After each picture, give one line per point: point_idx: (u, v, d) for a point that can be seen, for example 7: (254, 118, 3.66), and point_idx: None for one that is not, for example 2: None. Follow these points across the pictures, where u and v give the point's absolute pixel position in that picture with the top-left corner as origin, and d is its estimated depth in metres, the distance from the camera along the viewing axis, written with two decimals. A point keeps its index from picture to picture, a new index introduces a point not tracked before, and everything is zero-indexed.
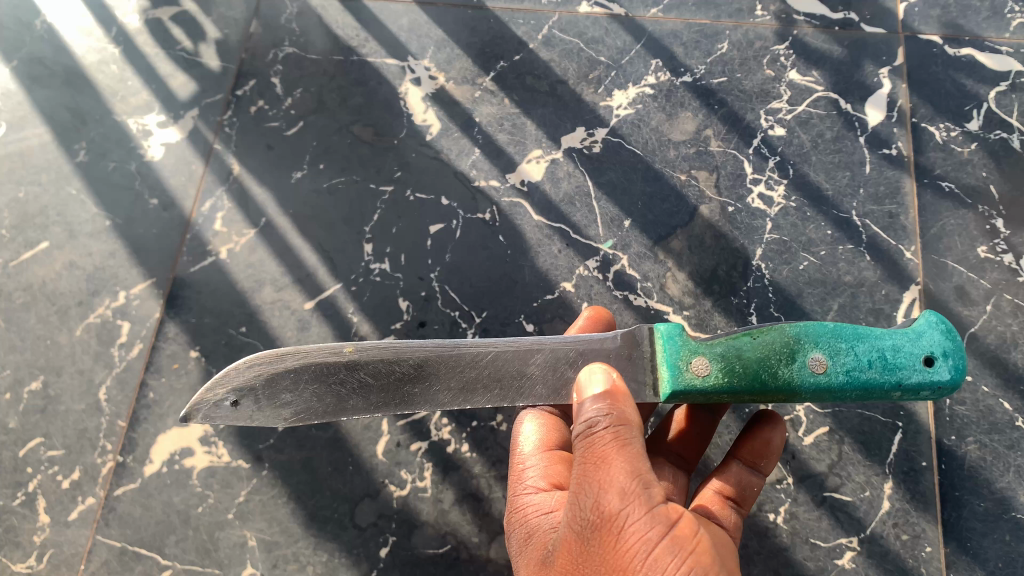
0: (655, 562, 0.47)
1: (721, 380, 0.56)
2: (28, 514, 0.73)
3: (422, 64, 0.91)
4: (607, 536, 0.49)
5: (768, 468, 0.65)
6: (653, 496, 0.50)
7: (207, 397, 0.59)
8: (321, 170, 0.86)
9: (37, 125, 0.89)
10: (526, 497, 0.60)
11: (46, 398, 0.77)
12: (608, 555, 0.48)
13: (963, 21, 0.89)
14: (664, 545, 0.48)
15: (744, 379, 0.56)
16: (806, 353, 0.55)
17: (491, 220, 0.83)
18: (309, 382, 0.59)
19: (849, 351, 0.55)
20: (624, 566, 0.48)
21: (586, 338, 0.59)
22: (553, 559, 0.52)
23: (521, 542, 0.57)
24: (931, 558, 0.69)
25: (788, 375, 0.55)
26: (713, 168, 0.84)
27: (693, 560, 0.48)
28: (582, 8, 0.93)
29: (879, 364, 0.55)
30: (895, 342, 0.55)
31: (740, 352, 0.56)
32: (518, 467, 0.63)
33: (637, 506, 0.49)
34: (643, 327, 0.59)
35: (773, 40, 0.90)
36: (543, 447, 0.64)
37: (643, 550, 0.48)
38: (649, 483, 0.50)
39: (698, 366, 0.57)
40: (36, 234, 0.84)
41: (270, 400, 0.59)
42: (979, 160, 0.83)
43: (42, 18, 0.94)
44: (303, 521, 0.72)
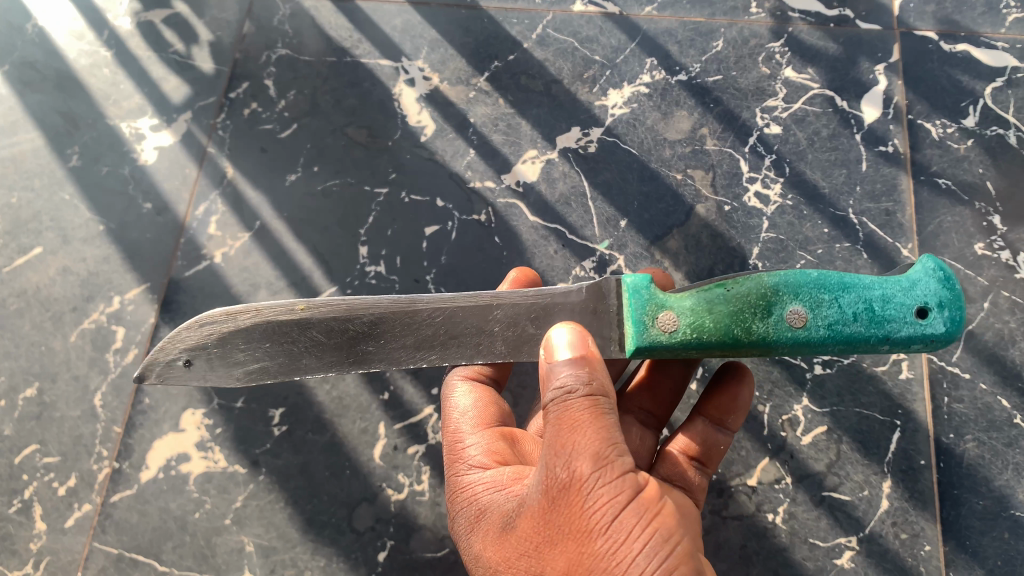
0: (621, 526, 0.47)
1: (690, 335, 0.56)
2: (24, 522, 0.73)
3: (416, 65, 0.91)
4: (574, 498, 0.48)
5: (736, 424, 0.66)
6: (624, 461, 0.49)
7: (160, 357, 0.58)
8: (315, 173, 0.86)
9: (28, 130, 0.89)
10: (469, 477, 0.60)
11: (42, 405, 0.77)
12: (574, 516, 0.48)
13: (958, 17, 0.89)
14: (631, 509, 0.47)
15: (716, 335, 0.55)
16: (784, 306, 0.54)
17: (487, 221, 0.83)
18: (261, 341, 0.58)
19: (832, 304, 0.54)
20: (588, 528, 0.47)
21: (553, 292, 0.57)
22: (517, 523, 0.52)
23: (471, 519, 0.57)
24: (930, 557, 0.69)
25: (763, 329, 0.55)
26: (709, 167, 0.84)
27: (658, 523, 0.47)
28: (576, 7, 0.92)
29: (865, 317, 0.53)
30: (884, 293, 0.53)
31: (711, 306, 0.55)
32: (458, 445, 0.63)
33: (608, 470, 0.48)
34: (610, 279, 0.58)
35: (769, 38, 0.89)
36: (483, 423, 0.65)
37: (609, 515, 0.47)
38: (621, 449, 0.49)
39: (666, 321, 0.56)
40: (29, 240, 0.84)
41: (223, 360, 0.58)
42: (975, 156, 0.82)
43: (32, 22, 0.94)
44: (300, 526, 0.72)
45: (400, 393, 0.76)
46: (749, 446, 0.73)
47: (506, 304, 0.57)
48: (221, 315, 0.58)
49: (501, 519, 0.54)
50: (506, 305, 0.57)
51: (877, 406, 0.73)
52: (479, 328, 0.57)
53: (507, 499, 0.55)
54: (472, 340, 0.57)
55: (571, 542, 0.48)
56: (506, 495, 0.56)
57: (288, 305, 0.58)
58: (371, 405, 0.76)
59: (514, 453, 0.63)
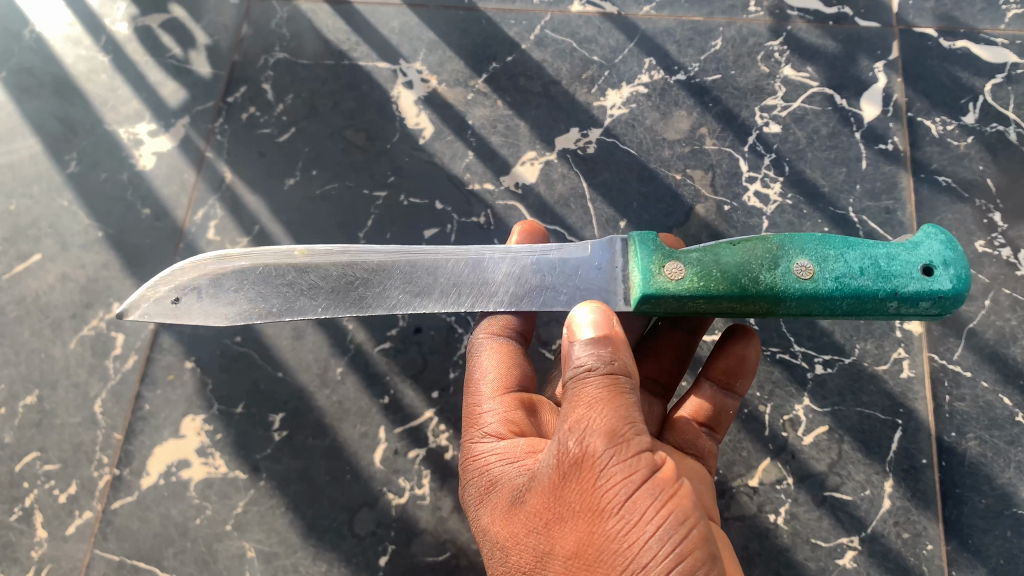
0: (632, 506, 0.46)
1: (697, 284, 0.56)
2: (25, 530, 0.73)
3: (414, 67, 0.91)
4: (587, 474, 0.48)
5: (744, 386, 0.67)
6: (639, 442, 0.48)
7: (148, 295, 0.59)
8: (313, 177, 0.86)
9: (27, 136, 0.89)
10: (482, 445, 0.59)
11: (42, 412, 0.77)
12: (587, 493, 0.47)
13: (958, 13, 0.88)
14: (644, 489, 0.46)
15: (723, 284, 0.56)
16: (793, 259, 0.56)
17: (486, 223, 0.83)
18: (256, 282, 0.59)
19: (839, 258, 0.55)
20: (601, 506, 0.47)
21: (557, 249, 0.59)
22: (527, 498, 0.51)
23: (480, 491, 0.56)
24: (933, 557, 0.68)
25: (771, 280, 0.56)
26: (708, 167, 0.84)
27: (673, 505, 0.46)
28: (574, 7, 0.92)
29: (871, 272, 0.55)
30: (890, 252, 0.55)
31: (719, 257, 0.57)
32: (476, 411, 0.62)
33: (623, 449, 0.48)
34: (618, 239, 0.59)
35: (767, 36, 0.89)
36: (501, 388, 0.63)
37: (621, 493, 0.47)
38: (639, 429, 0.49)
39: (673, 269, 0.57)
40: (28, 246, 0.84)
41: (213, 298, 0.59)
42: (975, 153, 0.82)
43: (30, 27, 0.93)
44: (301, 531, 0.72)
45: (400, 396, 0.76)
46: (751, 446, 0.72)
47: (506, 255, 0.59)
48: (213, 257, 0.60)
49: (511, 493, 0.53)
50: (508, 257, 0.59)
51: (879, 405, 0.73)
52: (480, 280, 0.59)
53: (518, 473, 0.54)
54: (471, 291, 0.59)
55: (582, 520, 0.47)
56: (518, 467, 0.55)
57: (286, 252, 0.60)
58: (371, 410, 0.76)
59: (532, 422, 0.61)
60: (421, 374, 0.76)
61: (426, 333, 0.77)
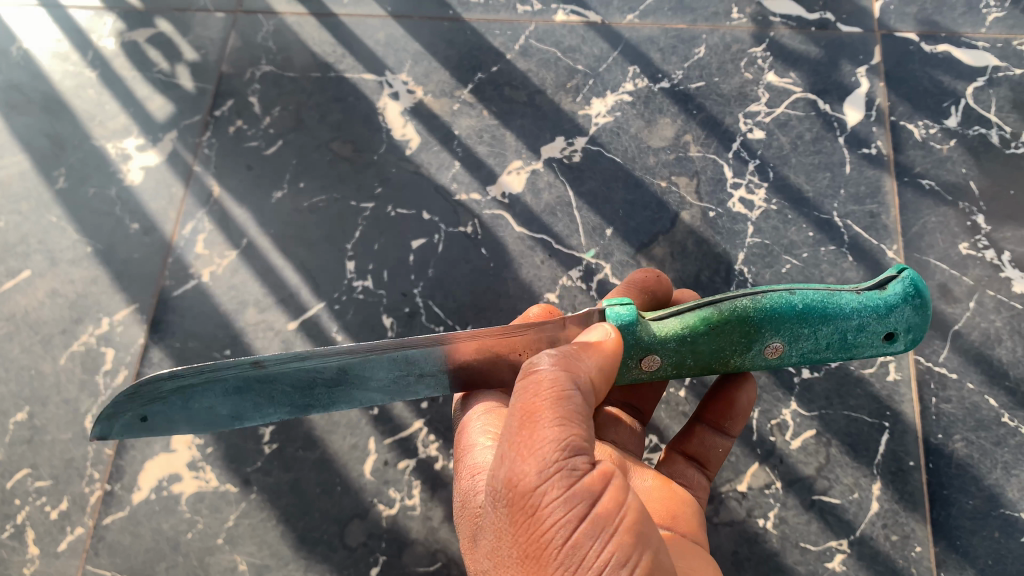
0: (573, 548, 0.43)
1: (672, 370, 0.56)
2: (18, 547, 0.73)
3: (400, 79, 0.91)
4: (521, 516, 0.45)
5: (735, 427, 0.66)
6: (576, 467, 0.45)
7: (105, 420, 0.54)
8: (301, 189, 0.86)
9: (15, 153, 0.89)
10: (477, 458, 0.58)
11: (32, 429, 0.77)
12: (524, 536, 0.45)
13: (939, 18, 0.89)
14: (583, 529, 0.44)
15: (697, 367, 0.56)
16: (764, 343, 0.54)
17: (473, 233, 0.83)
18: (222, 397, 0.54)
19: (809, 336, 0.53)
20: (538, 553, 0.44)
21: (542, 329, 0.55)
22: (483, 540, 0.49)
23: (460, 506, 0.57)
24: (921, 558, 0.69)
25: (742, 359, 0.55)
26: (693, 174, 0.84)
27: (614, 545, 0.43)
28: (558, 18, 0.93)
29: (836, 344, 0.54)
30: (861, 324, 0.52)
31: (694, 347, 0.54)
32: (463, 425, 0.61)
33: (555, 483, 0.44)
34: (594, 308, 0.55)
35: (750, 43, 0.90)
36: (490, 402, 0.62)
37: (560, 535, 0.44)
38: (577, 454, 0.45)
39: (649, 362, 0.55)
40: (18, 263, 0.84)
41: (181, 416, 0.55)
42: (958, 156, 0.83)
43: (17, 44, 0.94)
44: (292, 544, 0.72)
45: (389, 407, 0.76)
46: (738, 452, 0.73)
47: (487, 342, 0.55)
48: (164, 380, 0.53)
49: (474, 524, 0.52)
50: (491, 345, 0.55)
51: (866, 408, 0.73)
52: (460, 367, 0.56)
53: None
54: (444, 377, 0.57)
55: (524, 567, 0.45)
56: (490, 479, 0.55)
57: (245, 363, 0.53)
58: (361, 421, 0.76)
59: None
60: None
61: None
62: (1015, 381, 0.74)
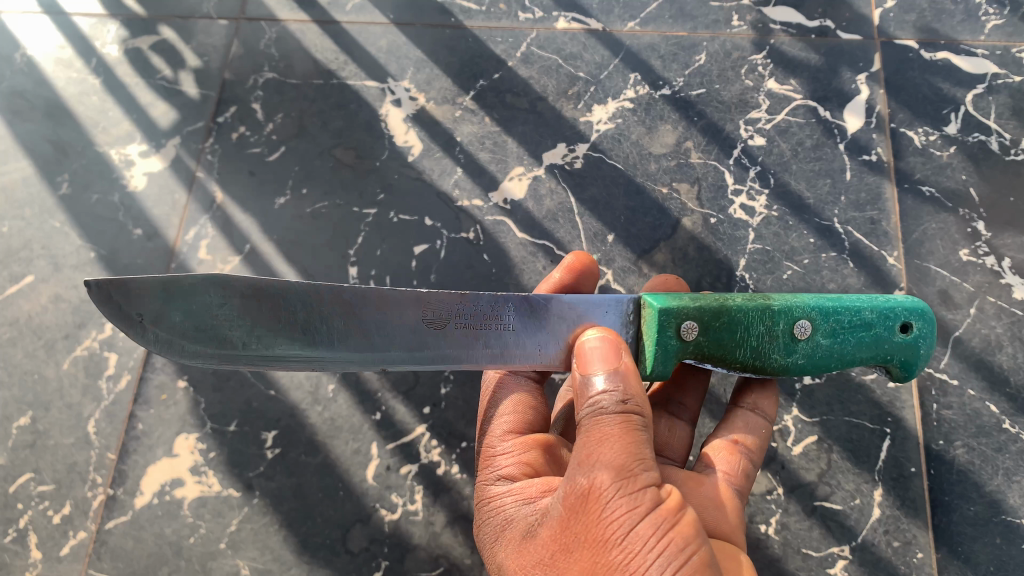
0: (636, 535, 0.49)
1: None
2: (20, 551, 0.73)
3: (402, 86, 0.91)
4: (592, 506, 0.50)
5: (769, 407, 0.66)
6: (644, 473, 0.51)
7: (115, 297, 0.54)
8: (304, 195, 0.86)
9: (19, 159, 0.89)
10: (497, 487, 0.60)
11: (35, 433, 0.77)
12: (593, 524, 0.50)
13: (938, 25, 0.90)
14: (648, 520, 0.49)
15: None
16: None
17: (475, 239, 0.84)
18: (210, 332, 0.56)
19: None
20: (607, 537, 0.49)
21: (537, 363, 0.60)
22: (537, 532, 0.53)
23: (497, 529, 0.58)
24: (923, 564, 0.69)
25: None
26: (694, 180, 0.84)
27: (676, 534, 0.49)
28: (559, 25, 0.93)
29: None
30: None
31: None
32: (490, 455, 0.63)
33: (629, 483, 0.50)
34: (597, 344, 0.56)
35: (751, 50, 0.90)
36: (517, 432, 0.64)
37: (627, 523, 0.49)
38: (647, 464, 0.51)
39: None
40: (21, 268, 0.84)
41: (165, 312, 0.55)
42: (958, 163, 0.83)
43: (21, 51, 0.94)
44: (295, 549, 0.72)
45: (392, 412, 0.77)
46: None
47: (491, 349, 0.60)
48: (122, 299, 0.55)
49: (522, 529, 0.55)
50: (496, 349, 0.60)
51: (867, 414, 0.73)
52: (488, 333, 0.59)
53: (533, 511, 0.56)
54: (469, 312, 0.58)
55: (587, 550, 0.50)
56: (532, 506, 0.56)
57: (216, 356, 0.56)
58: (363, 426, 0.76)
59: (543, 462, 0.62)
60: (412, 391, 0.77)
61: None
62: (1016, 387, 0.74)
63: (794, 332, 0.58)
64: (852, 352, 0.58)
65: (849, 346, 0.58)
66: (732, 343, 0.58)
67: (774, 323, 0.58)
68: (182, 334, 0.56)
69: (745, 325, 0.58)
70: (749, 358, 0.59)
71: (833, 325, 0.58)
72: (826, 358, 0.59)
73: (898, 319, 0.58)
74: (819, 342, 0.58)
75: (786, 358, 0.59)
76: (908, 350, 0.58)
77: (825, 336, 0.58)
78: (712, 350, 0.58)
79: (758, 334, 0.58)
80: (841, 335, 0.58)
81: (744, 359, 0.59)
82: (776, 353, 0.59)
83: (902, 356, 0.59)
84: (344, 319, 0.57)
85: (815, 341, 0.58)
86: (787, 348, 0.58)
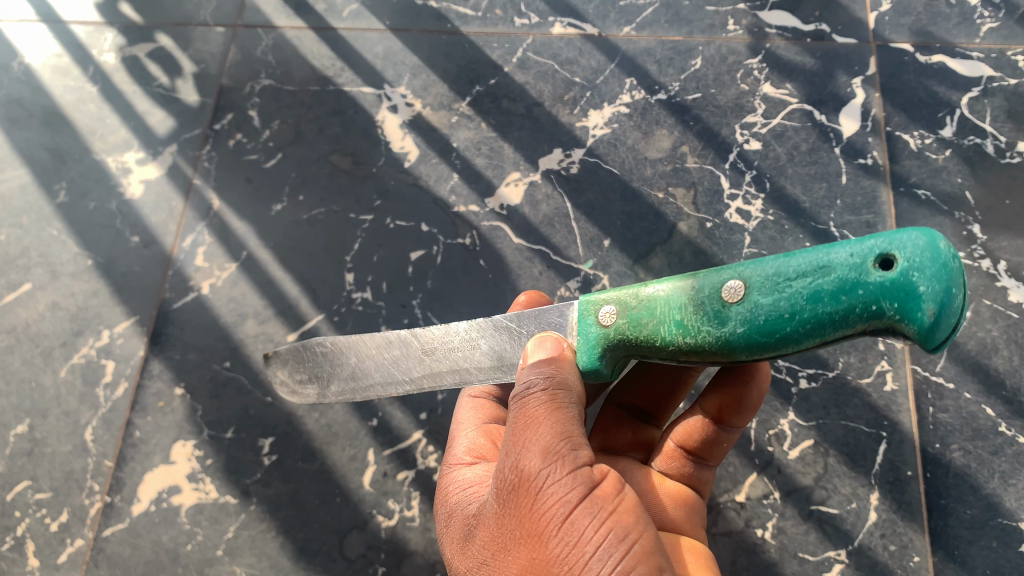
0: (571, 525, 0.47)
1: None
2: (17, 559, 0.73)
3: (398, 91, 0.92)
4: (525, 498, 0.49)
5: (740, 420, 0.62)
6: (577, 457, 0.50)
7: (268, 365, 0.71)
8: (300, 202, 0.87)
9: (16, 166, 0.90)
10: (449, 473, 0.62)
11: (33, 441, 0.77)
12: (526, 517, 0.49)
13: (933, 28, 0.90)
14: (582, 507, 0.48)
15: None
16: None
17: (472, 244, 0.84)
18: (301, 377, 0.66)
19: None
20: (540, 531, 0.48)
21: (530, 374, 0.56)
22: (477, 532, 0.53)
23: (443, 522, 0.59)
24: (920, 568, 0.69)
25: None
26: (690, 185, 0.85)
27: (613, 522, 0.47)
28: (555, 30, 0.94)
29: None
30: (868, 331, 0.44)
31: None
32: (451, 444, 0.66)
33: (559, 466, 0.49)
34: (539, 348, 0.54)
35: (747, 54, 0.90)
36: (476, 423, 0.67)
37: (560, 513, 0.48)
38: (576, 445, 0.50)
39: None
40: (18, 276, 0.84)
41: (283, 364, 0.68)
42: (954, 166, 0.83)
43: (19, 59, 0.95)
44: (292, 556, 0.72)
45: (389, 418, 0.77)
46: (737, 462, 0.73)
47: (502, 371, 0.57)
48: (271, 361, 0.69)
49: (463, 527, 0.55)
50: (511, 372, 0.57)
51: (864, 417, 0.74)
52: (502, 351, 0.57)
53: (471, 503, 0.57)
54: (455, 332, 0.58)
55: (524, 546, 0.48)
56: (470, 494, 0.58)
57: (303, 395, 0.66)
58: (360, 432, 0.76)
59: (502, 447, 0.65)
60: (409, 397, 0.77)
61: None
62: (1012, 389, 0.74)
63: (723, 295, 0.46)
64: (803, 307, 0.43)
65: (800, 301, 0.43)
66: (655, 322, 0.50)
67: (695, 289, 0.48)
68: (292, 381, 0.67)
69: (666, 299, 0.49)
70: (675, 335, 0.49)
71: (773, 279, 0.44)
72: (772, 321, 0.44)
73: (868, 250, 0.41)
74: (756, 301, 0.45)
75: (717, 330, 0.47)
76: (893, 290, 0.41)
77: (762, 293, 0.45)
78: (635, 333, 0.51)
79: (680, 306, 0.48)
80: (787, 287, 0.44)
81: (670, 337, 0.49)
82: (705, 325, 0.47)
83: (890, 300, 0.41)
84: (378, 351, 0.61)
85: (751, 302, 0.45)
86: (717, 319, 0.46)
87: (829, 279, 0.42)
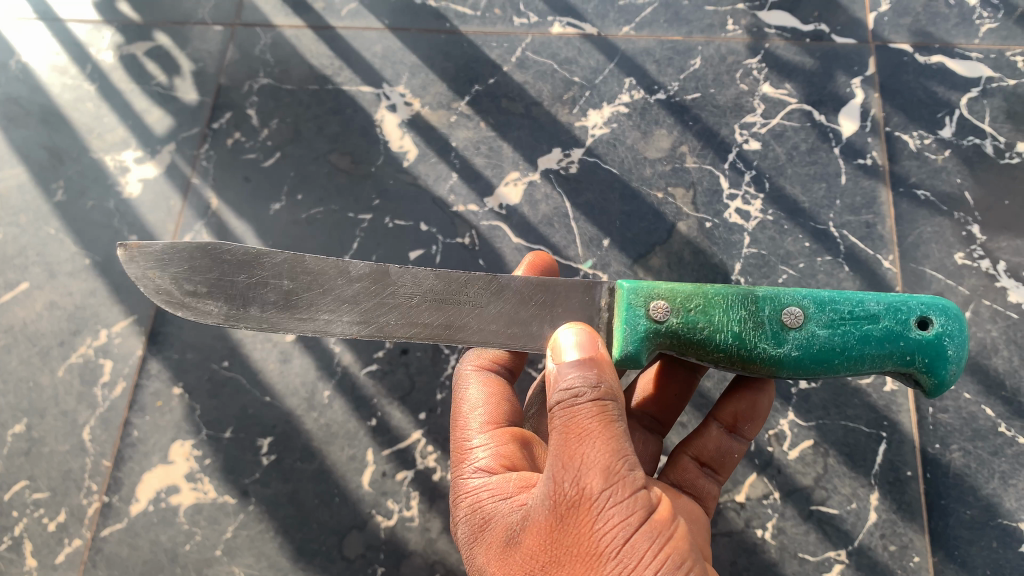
0: (631, 550, 0.47)
1: None
2: (15, 559, 0.73)
3: (398, 91, 0.91)
4: (584, 517, 0.48)
5: (751, 431, 0.65)
6: (635, 480, 0.49)
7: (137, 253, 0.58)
8: (299, 201, 0.86)
9: (14, 165, 0.89)
10: (473, 482, 0.58)
11: (30, 441, 0.77)
12: (584, 537, 0.48)
13: (933, 29, 0.89)
14: (642, 532, 0.47)
15: None
16: None
17: (471, 244, 0.84)
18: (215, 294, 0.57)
19: None
20: (599, 551, 0.47)
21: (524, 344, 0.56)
22: (521, 538, 0.51)
23: (475, 528, 0.56)
24: (919, 568, 0.69)
25: None
26: (689, 184, 0.85)
27: (671, 549, 0.47)
28: (554, 29, 0.93)
29: None
30: None
31: None
32: (467, 448, 0.61)
33: (620, 490, 0.48)
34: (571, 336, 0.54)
35: (746, 55, 0.90)
36: (491, 426, 0.63)
37: (620, 537, 0.47)
38: (631, 464, 0.49)
39: None
40: (16, 275, 0.84)
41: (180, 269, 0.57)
42: (953, 166, 0.83)
43: (16, 57, 0.94)
44: (291, 555, 0.72)
45: (388, 418, 0.76)
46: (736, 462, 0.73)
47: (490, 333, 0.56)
48: (139, 252, 0.57)
49: (504, 532, 0.53)
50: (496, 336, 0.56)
51: (863, 417, 0.73)
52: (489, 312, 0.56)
53: (511, 508, 0.54)
54: (440, 281, 0.57)
55: (579, 563, 0.48)
56: (511, 502, 0.54)
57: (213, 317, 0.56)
58: (359, 432, 0.76)
59: (526, 455, 0.61)
60: (408, 397, 0.77)
61: (413, 354, 0.78)
62: (1012, 390, 0.74)
63: (784, 318, 0.54)
64: (855, 346, 0.53)
65: (852, 339, 0.53)
66: (711, 327, 0.55)
67: (758, 308, 0.54)
68: (184, 294, 0.57)
69: (726, 310, 0.55)
70: (732, 343, 0.54)
71: (831, 315, 0.53)
72: (825, 350, 0.53)
73: (913, 311, 0.53)
74: (815, 331, 0.53)
75: (774, 348, 0.54)
76: (928, 348, 0.52)
77: (822, 325, 0.53)
78: (689, 335, 0.55)
79: (741, 319, 0.54)
80: (843, 326, 0.53)
81: (725, 345, 0.54)
82: (764, 341, 0.54)
83: (923, 354, 0.52)
84: (326, 284, 0.57)
85: (809, 331, 0.53)
86: (777, 338, 0.54)
87: (876, 327, 0.53)
